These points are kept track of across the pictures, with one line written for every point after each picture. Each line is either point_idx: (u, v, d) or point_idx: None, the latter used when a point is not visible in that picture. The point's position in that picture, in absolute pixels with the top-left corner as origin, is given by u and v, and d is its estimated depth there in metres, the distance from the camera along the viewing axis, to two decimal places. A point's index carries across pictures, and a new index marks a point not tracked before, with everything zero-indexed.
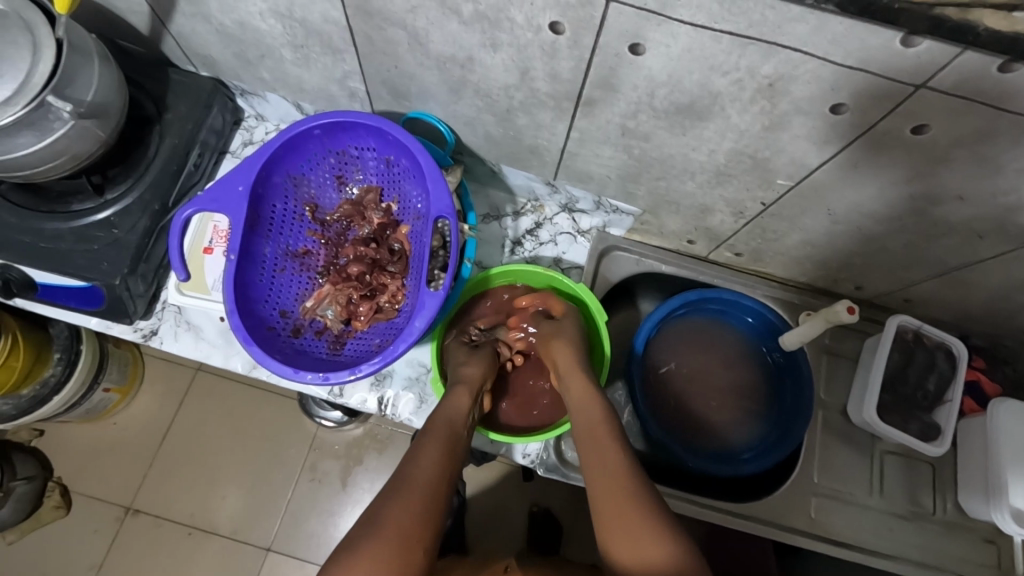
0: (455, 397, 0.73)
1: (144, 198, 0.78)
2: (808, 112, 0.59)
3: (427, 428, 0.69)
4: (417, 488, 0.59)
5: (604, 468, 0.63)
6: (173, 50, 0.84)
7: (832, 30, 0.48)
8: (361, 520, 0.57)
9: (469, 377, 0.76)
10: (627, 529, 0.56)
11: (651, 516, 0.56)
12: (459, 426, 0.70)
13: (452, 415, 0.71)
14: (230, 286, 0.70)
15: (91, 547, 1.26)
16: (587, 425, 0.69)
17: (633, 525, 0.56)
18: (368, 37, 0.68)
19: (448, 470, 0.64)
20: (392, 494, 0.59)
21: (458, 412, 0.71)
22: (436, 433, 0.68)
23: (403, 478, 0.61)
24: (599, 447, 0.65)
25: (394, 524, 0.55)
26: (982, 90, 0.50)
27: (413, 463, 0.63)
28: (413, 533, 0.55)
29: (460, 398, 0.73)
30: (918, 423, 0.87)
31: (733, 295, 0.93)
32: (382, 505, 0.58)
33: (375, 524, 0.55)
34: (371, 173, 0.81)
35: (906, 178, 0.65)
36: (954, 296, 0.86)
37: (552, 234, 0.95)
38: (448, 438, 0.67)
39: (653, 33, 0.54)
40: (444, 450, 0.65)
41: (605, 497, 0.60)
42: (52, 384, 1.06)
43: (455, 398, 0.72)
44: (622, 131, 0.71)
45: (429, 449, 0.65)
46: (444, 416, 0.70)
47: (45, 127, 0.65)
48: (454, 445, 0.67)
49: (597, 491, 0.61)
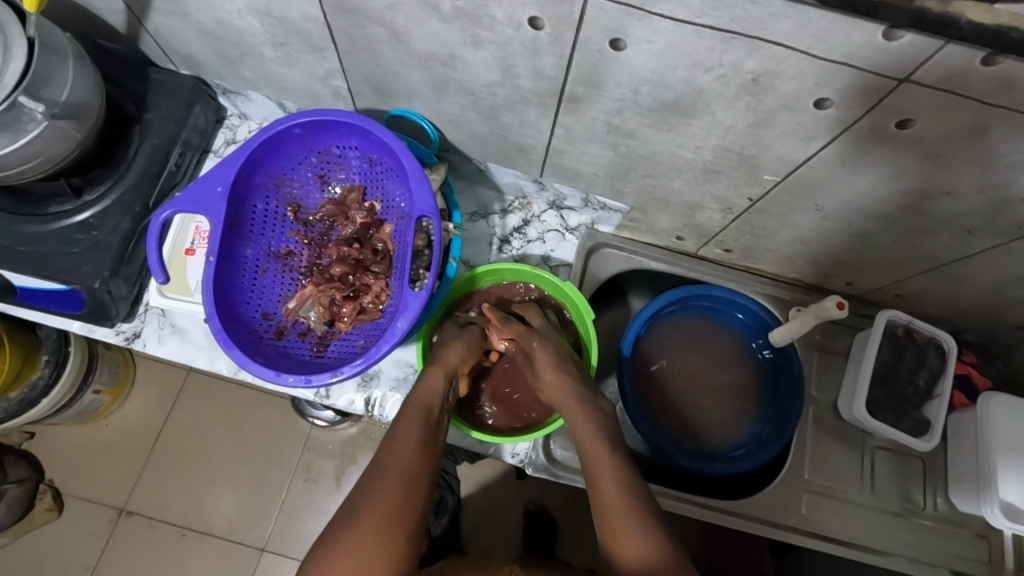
0: (430, 379, 0.71)
1: (125, 200, 0.77)
2: (793, 107, 0.58)
3: (404, 411, 0.67)
4: (396, 477, 0.59)
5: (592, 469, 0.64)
6: (152, 49, 0.83)
7: (815, 25, 0.48)
8: (340, 515, 0.56)
9: (445, 361, 0.74)
10: (617, 537, 0.58)
11: (643, 521, 0.58)
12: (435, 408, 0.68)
13: (427, 398, 0.69)
14: (209, 288, 0.70)
15: (84, 549, 1.25)
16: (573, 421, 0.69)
17: (623, 532, 0.58)
18: (348, 35, 0.67)
19: (426, 456, 0.62)
20: (370, 486, 0.58)
21: (434, 394, 0.70)
22: (412, 418, 0.66)
23: (380, 468, 0.60)
24: (588, 446, 0.66)
25: (373, 517, 0.55)
26: (968, 84, 0.49)
27: (389, 451, 0.62)
28: (393, 525, 0.55)
29: (435, 380, 0.71)
30: (908, 419, 0.87)
31: (723, 292, 0.93)
32: (360, 498, 0.57)
33: (354, 518, 0.55)
34: (354, 172, 0.80)
35: (895, 174, 0.64)
36: (945, 291, 0.85)
37: (540, 232, 0.94)
38: (424, 423, 0.66)
39: (635, 29, 0.53)
40: (421, 435, 0.64)
41: (596, 499, 0.61)
42: (42, 386, 1.04)
43: (429, 381, 0.71)
44: (607, 128, 0.70)
45: (405, 436, 0.63)
46: (420, 399, 0.69)
47: (19, 129, 0.64)
48: (431, 429, 0.66)
49: (599, 485, 0.63)
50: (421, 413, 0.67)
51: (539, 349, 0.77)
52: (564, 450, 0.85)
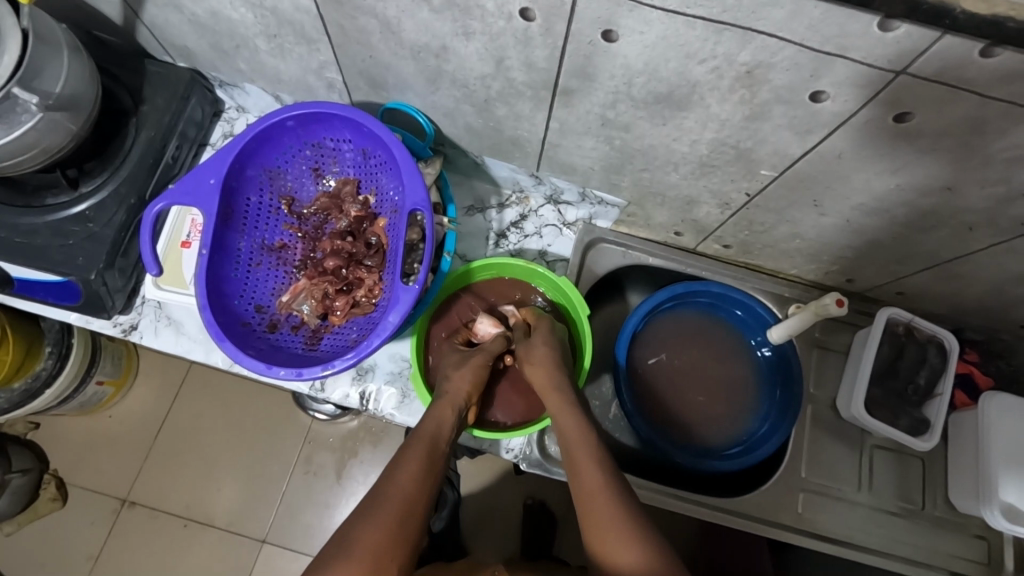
0: (438, 411, 0.70)
1: (120, 192, 0.77)
2: (789, 100, 0.57)
3: (410, 442, 0.66)
4: (394, 504, 0.58)
5: (591, 492, 0.62)
6: (149, 41, 0.83)
7: (808, 15, 0.47)
8: (333, 540, 0.55)
9: (450, 395, 0.73)
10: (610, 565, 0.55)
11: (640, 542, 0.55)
12: (442, 439, 0.67)
13: (435, 429, 0.68)
14: (201, 280, 0.70)
15: (88, 539, 1.26)
16: (572, 442, 0.68)
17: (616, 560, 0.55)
18: (340, 26, 0.67)
19: (427, 485, 0.62)
20: (365, 512, 0.57)
21: (442, 425, 0.69)
22: (417, 448, 0.65)
23: (378, 495, 0.59)
24: (587, 468, 0.65)
25: (365, 543, 0.53)
26: (965, 76, 0.48)
27: (390, 479, 0.61)
28: (385, 553, 0.54)
29: (443, 412, 0.70)
30: (907, 418, 0.86)
31: (720, 288, 0.92)
32: (355, 523, 0.56)
33: (347, 543, 0.54)
34: (348, 165, 0.80)
35: (893, 169, 0.63)
36: (946, 288, 0.84)
37: (538, 226, 0.93)
38: (429, 453, 0.65)
39: (627, 20, 0.53)
40: (424, 464, 0.63)
41: (588, 522, 0.59)
42: (44, 377, 1.05)
43: (437, 412, 0.70)
44: (602, 121, 0.70)
45: (408, 464, 0.63)
46: (427, 430, 0.68)
47: (12, 121, 0.64)
48: (433, 461, 0.64)
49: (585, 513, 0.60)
50: (426, 442, 0.66)
51: (540, 342, 0.78)
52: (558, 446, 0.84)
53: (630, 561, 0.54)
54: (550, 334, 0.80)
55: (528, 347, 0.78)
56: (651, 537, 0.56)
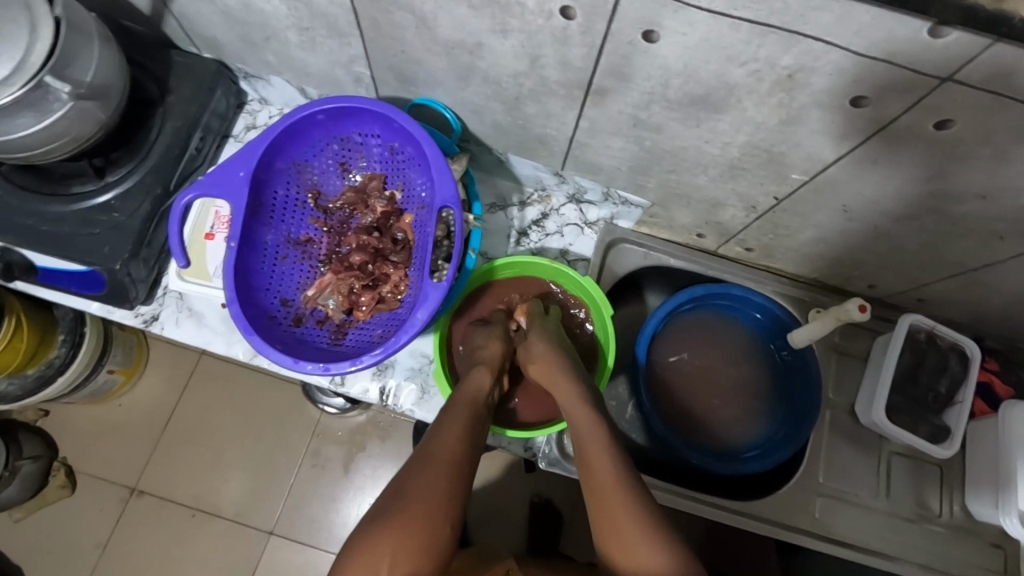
0: (478, 374, 0.72)
1: (146, 182, 0.77)
2: (827, 104, 0.57)
3: (452, 404, 0.68)
4: (443, 462, 0.59)
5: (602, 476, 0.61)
6: (175, 31, 0.83)
7: (857, 19, 0.46)
8: (385, 496, 0.56)
9: (488, 358, 0.75)
10: (619, 552, 0.56)
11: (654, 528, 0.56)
12: (482, 403, 0.69)
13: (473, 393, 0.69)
14: (231, 273, 0.70)
15: (95, 527, 1.26)
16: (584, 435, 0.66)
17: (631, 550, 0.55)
18: (374, 21, 0.66)
19: (472, 445, 0.63)
20: (415, 470, 0.58)
21: (482, 390, 0.70)
22: (460, 410, 0.67)
23: (428, 453, 0.60)
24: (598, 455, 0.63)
25: (416, 501, 0.55)
26: (1013, 86, 0.48)
27: (435, 438, 0.62)
28: (436, 510, 0.55)
29: (483, 378, 0.71)
30: (927, 427, 0.85)
31: (741, 291, 0.92)
32: (406, 479, 0.57)
33: (401, 499, 0.55)
34: (375, 160, 0.79)
35: (926, 176, 0.63)
36: (969, 296, 0.84)
37: (559, 226, 0.93)
38: (472, 415, 0.66)
39: (670, 21, 0.52)
40: (468, 427, 0.64)
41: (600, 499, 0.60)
42: (57, 365, 1.05)
43: (478, 376, 0.71)
44: (633, 122, 0.69)
45: (452, 424, 0.64)
46: (468, 394, 0.69)
47: (44, 109, 0.64)
48: (477, 421, 0.66)
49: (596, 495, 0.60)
50: (468, 406, 0.67)
51: (537, 343, 0.77)
52: None
53: (645, 547, 0.55)
54: (546, 334, 0.78)
55: (528, 355, 0.77)
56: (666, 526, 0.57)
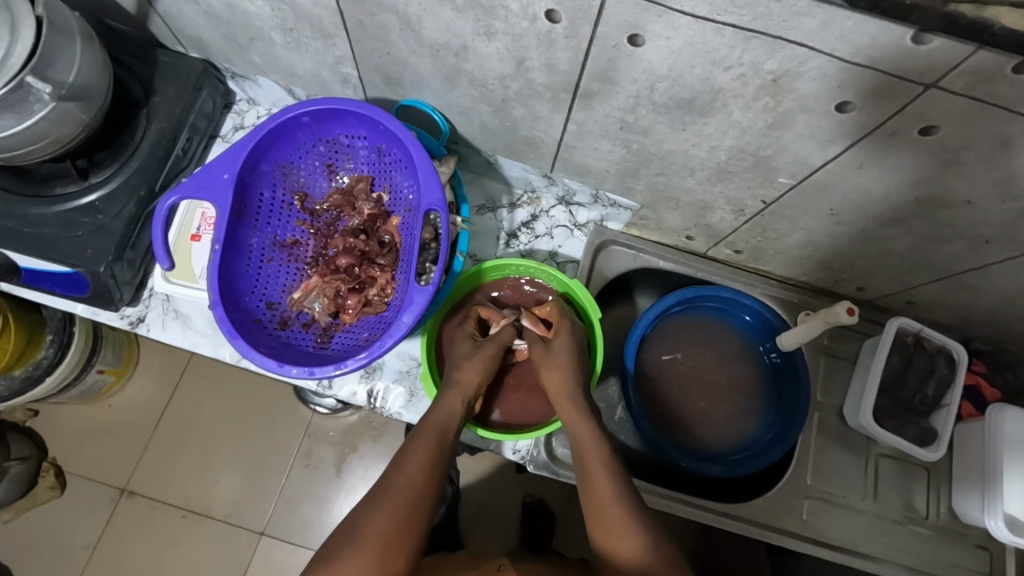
0: (450, 398, 0.71)
1: (130, 184, 0.76)
2: (813, 110, 0.57)
3: (419, 429, 0.67)
4: (403, 494, 0.59)
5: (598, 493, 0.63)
6: (160, 31, 0.82)
7: (840, 26, 0.46)
8: (343, 530, 0.56)
9: (464, 382, 0.73)
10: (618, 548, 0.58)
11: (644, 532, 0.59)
12: (450, 430, 0.67)
13: (440, 418, 0.68)
14: (214, 276, 0.69)
15: (85, 528, 1.26)
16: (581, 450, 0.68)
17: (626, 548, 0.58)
18: (359, 22, 0.66)
19: (435, 473, 0.62)
20: (374, 504, 0.58)
21: (451, 415, 0.69)
22: (425, 437, 0.66)
23: (389, 482, 0.60)
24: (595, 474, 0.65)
25: (371, 537, 0.54)
26: (996, 93, 0.48)
27: (397, 468, 0.62)
28: (392, 546, 0.54)
29: (454, 401, 0.70)
30: (914, 428, 0.86)
31: (731, 293, 0.92)
32: (364, 513, 0.57)
33: (356, 535, 0.55)
34: (362, 162, 0.79)
35: (912, 180, 0.62)
36: (956, 299, 0.84)
37: (549, 227, 0.93)
38: (436, 442, 0.65)
39: (654, 25, 0.52)
40: (434, 453, 0.64)
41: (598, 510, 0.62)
42: (45, 365, 1.04)
43: (447, 402, 0.70)
44: (620, 125, 0.69)
45: (417, 453, 0.63)
46: (435, 420, 0.68)
47: (25, 110, 0.63)
48: (444, 445, 0.66)
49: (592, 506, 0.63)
50: (435, 431, 0.67)
51: (563, 344, 0.77)
52: (566, 448, 0.84)
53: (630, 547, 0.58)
54: (573, 336, 0.77)
55: (547, 352, 0.77)
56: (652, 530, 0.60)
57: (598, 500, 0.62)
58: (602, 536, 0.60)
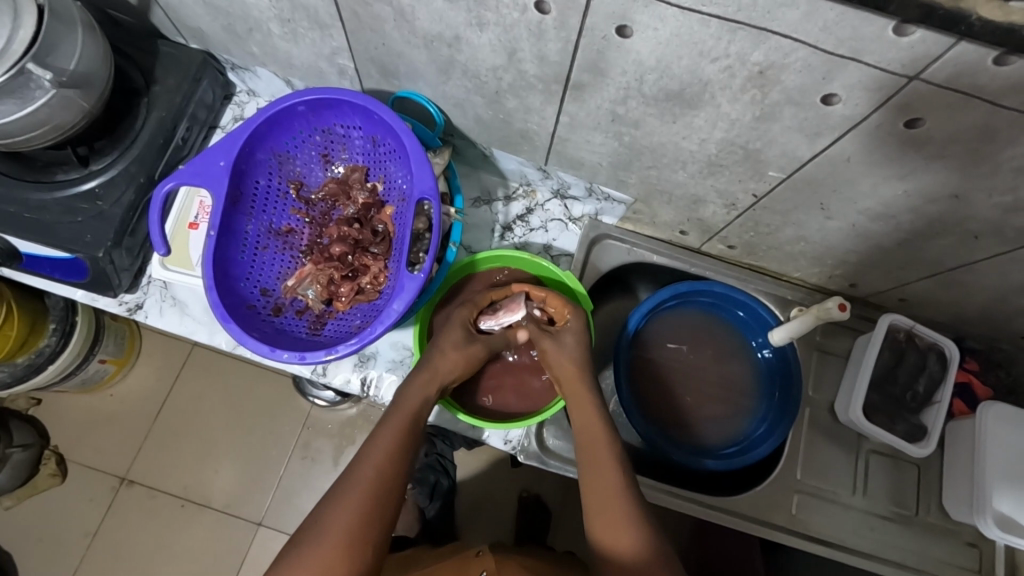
0: (420, 381, 0.70)
1: (130, 171, 0.78)
2: (799, 102, 0.57)
3: (387, 414, 0.67)
4: (369, 487, 0.59)
5: (601, 478, 0.65)
6: (163, 21, 0.84)
7: (823, 16, 0.47)
8: (305, 524, 0.57)
9: (439, 368, 0.71)
10: (615, 545, 0.60)
11: (637, 518, 0.62)
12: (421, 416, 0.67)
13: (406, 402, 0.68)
14: (209, 262, 0.71)
15: (85, 516, 1.27)
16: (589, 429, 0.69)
17: (623, 544, 0.60)
18: (354, 13, 0.67)
19: (403, 462, 0.62)
20: (338, 497, 0.58)
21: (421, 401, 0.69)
22: (395, 419, 0.66)
23: (354, 472, 0.60)
24: (602, 464, 0.66)
25: (336, 532, 0.55)
26: (979, 85, 0.48)
27: (363, 458, 0.61)
28: (356, 542, 0.55)
29: (426, 384, 0.70)
30: (904, 424, 0.86)
31: (724, 288, 0.92)
32: (326, 508, 0.57)
33: (316, 534, 0.55)
34: (357, 152, 0.80)
35: (901, 175, 0.63)
36: (948, 296, 0.84)
37: (543, 220, 0.94)
38: (406, 429, 0.65)
39: (641, 16, 0.53)
40: (402, 437, 0.64)
41: (598, 501, 0.63)
42: (48, 353, 1.06)
43: (417, 386, 0.70)
44: (611, 117, 0.70)
45: (382, 441, 0.63)
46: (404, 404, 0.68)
47: (26, 96, 0.64)
48: (413, 431, 0.66)
49: (591, 487, 0.65)
50: (404, 417, 0.66)
51: (570, 337, 0.75)
52: (557, 439, 0.85)
53: (625, 544, 0.60)
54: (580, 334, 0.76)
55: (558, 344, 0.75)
56: (647, 519, 0.62)
57: (596, 476, 0.65)
58: (600, 525, 0.62)
